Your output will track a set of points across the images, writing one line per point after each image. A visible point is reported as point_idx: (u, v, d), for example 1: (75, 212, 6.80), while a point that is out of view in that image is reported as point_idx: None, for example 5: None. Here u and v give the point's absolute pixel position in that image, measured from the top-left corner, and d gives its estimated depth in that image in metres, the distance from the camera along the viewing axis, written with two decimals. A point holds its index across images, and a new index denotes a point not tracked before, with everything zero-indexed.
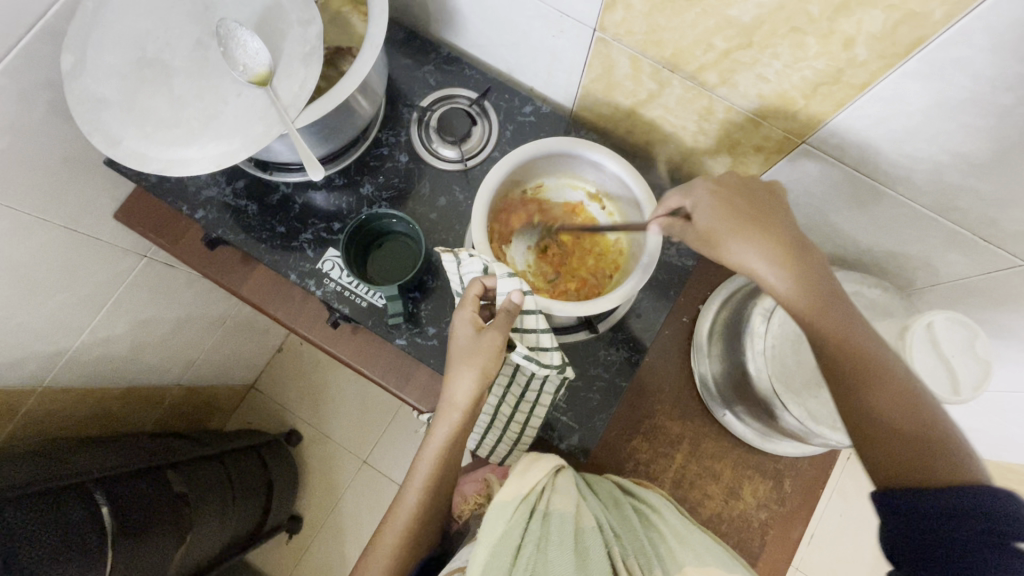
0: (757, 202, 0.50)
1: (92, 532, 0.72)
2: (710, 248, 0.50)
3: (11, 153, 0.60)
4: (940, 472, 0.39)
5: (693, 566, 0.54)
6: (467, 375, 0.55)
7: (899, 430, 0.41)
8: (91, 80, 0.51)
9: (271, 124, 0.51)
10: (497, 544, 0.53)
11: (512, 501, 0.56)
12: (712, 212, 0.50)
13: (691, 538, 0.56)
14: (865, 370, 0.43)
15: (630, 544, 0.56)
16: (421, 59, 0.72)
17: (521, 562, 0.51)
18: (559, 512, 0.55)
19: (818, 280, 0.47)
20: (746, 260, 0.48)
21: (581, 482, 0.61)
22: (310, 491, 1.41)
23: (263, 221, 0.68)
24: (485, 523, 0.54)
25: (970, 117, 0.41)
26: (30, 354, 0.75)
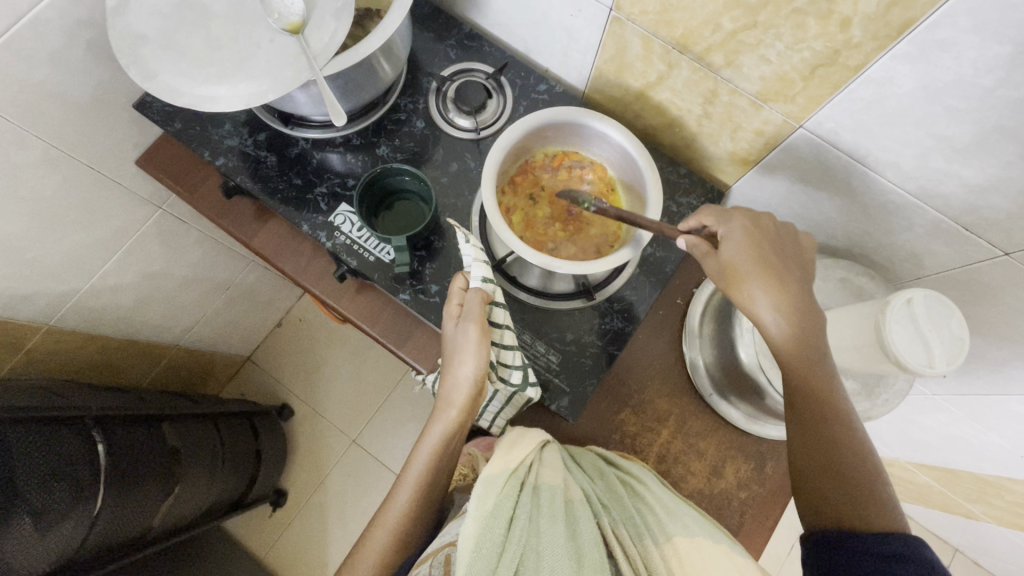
0: (780, 253, 0.52)
1: (83, 464, 0.73)
2: (728, 282, 0.53)
3: (48, 85, 0.63)
4: (873, 518, 0.48)
5: (681, 535, 0.53)
6: (467, 364, 0.59)
7: (841, 477, 0.50)
8: (133, 18, 0.54)
9: (300, 71, 0.54)
10: (489, 515, 0.50)
11: (500, 475, 0.54)
12: (740, 248, 0.52)
13: (679, 510, 0.56)
14: (822, 414, 0.51)
15: (619, 514, 0.56)
16: (443, 34, 0.75)
17: (515, 534, 0.49)
18: (548, 486, 0.55)
19: (808, 327, 0.50)
20: (757, 301, 0.51)
21: (564, 456, 0.62)
22: (296, 466, 1.41)
23: (280, 173, 0.70)
24: (476, 496, 0.51)
25: (954, 99, 0.44)
26: (40, 290, 0.77)
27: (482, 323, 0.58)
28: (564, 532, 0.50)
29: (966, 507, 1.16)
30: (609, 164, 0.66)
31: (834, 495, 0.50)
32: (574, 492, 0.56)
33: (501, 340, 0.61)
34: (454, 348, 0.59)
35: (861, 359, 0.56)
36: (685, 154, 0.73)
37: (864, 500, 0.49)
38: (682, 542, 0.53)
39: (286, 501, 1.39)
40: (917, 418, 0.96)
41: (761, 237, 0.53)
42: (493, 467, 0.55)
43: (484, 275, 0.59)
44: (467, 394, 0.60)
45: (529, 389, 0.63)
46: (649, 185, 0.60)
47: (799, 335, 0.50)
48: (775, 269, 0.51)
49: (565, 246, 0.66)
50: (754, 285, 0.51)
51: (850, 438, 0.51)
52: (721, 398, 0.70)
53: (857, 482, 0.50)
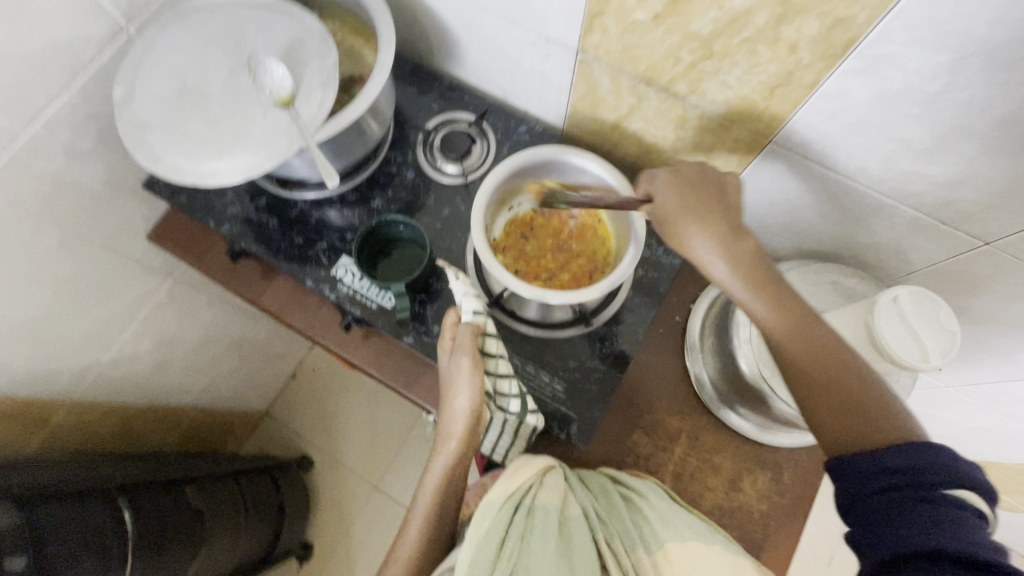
0: (706, 192, 0.54)
1: (112, 533, 0.75)
2: (670, 230, 0.55)
3: (63, 176, 0.67)
4: (887, 430, 0.44)
5: (675, 543, 0.55)
6: (461, 397, 0.60)
7: (847, 397, 0.46)
8: (138, 108, 0.59)
9: (293, 140, 0.58)
10: (482, 540, 0.54)
11: (498, 499, 0.57)
12: (668, 196, 0.55)
13: (676, 517, 0.57)
14: (791, 337, 0.49)
15: (614, 528, 0.58)
16: (425, 89, 0.80)
17: (504, 557, 0.52)
18: (544, 506, 0.56)
19: (749, 259, 0.52)
20: (698, 245, 0.53)
21: (569, 476, 0.63)
22: (320, 517, 1.41)
23: (282, 233, 0.74)
24: (471, 523, 0.55)
25: (907, 105, 0.47)
26: (62, 367, 0.80)
27: (474, 355, 0.60)
28: (551, 554, 0.52)
29: (1006, 500, 1.12)
30: None
31: (837, 410, 0.46)
32: (571, 511, 0.58)
33: (496, 369, 0.63)
34: (449, 380, 0.61)
35: None
36: None
37: (877, 418, 0.45)
38: (675, 549, 0.55)
39: (313, 553, 1.38)
40: (937, 412, 0.95)
41: (686, 183, 0.55)
42: (491, 492, 0.58)
43: (476, 308, 0.61)
44: (464, 424, 0.61)
45: (529, 416, 0.64)
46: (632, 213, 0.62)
47: (742, 269, 0.51)
48: (707, 205, 0.53)
49: (558, 278, 0.69)
50: (689, 225, 0.53)
51: (849, 366, 0.48)
52: (729, 409, 0.71)
53: (865, 396, 0.46)
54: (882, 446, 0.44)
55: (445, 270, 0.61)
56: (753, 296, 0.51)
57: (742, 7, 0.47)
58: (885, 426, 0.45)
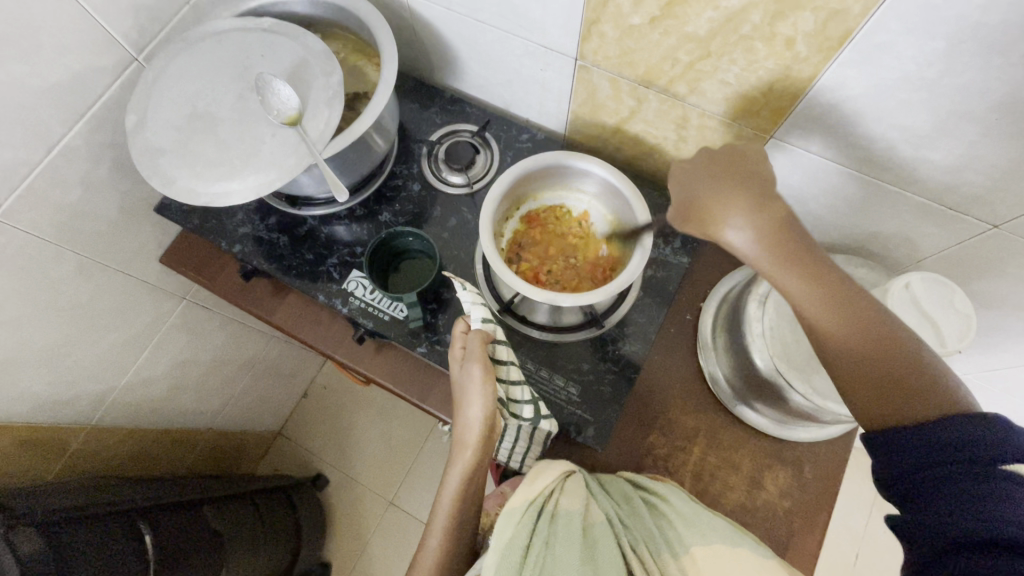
0: (735, 170, 0.51)
1: (133, 557, 0.75)
2: (699, 219, 0.50)
3: (79, 204, 0.69)
4: (931, 405, 0.42)
5: (699, 546, 0.55)
6: (474, 406, 0.60)
7: (888, 375, 0.43)
8: (150, 134, 0.60)
9: (302, 157, 0.59)
10: (507, 546, 0.54)
11: (519, 507, 0.57)
12: (699, 182, 0.51)
13: (698, 520, 0.57)
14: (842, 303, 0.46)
15: (639, 533, 0.58)
16: (427, 103, 0.81)
17: (531, 562, 0.53)
18: (568, 512, 0.57)
19: (789, 237, 0.48)
20: (732, 227, 0.49)
21: (590, 482, 0.63)
22: (337, 536, 1.40)
23: (293, 250, 0.75)
24: (495, 531, 0.55)
25: (906, 93, 0.47)
26: (81, 393, 0.81)
27: (485, 363, 0.60)
28: (579, 557, 0.53)
29: None
30: (598, 199, 0.69)
31: (870, 387, 0.44)
32: (595, 516, 0.58)
33: (508, 376, 0.63)
34: (461, 389, 0.61)
35: None
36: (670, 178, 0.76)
37: (925, 392, 0.42)
38: (699, 551, 0.54)
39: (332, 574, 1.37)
40: None
41: (715, 166, 0.51)
42: (513, 499, 0.58)
43: (484, 317, 0.62)
44: (478, 433, 0.60)
45: (544, 421, 0.65)
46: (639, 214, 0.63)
47: (773, 248, 0.48)
48: (736, 188, 0.49)
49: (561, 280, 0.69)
50: (726, 211, 0.49)
51: (899, 339, 0.44)
52: (745, 405, 0.71)
53: (907, 364, 0.43)
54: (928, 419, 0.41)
55: (454, 280, 0.61)
56: (780, 269, 0.47)
57: (737, 6, 0.48)
58: (928, 399, 0.42)
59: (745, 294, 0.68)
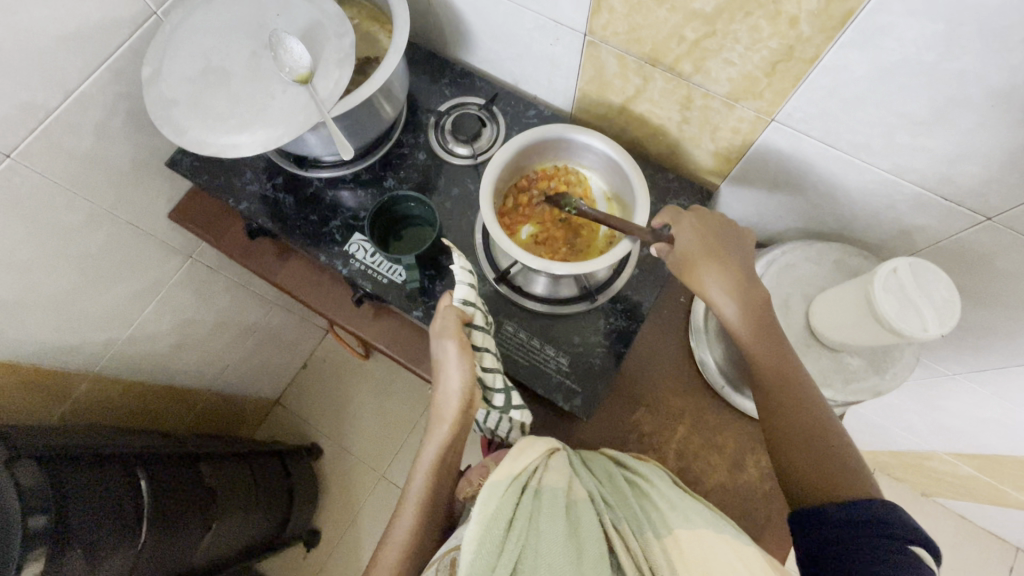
0: (722, 240, 0.61)
1: (128, 501, 0.77)
2: (684, 269, 0.61)
3: (93, 152, 0.70)
4: (843, 484, 0.50)
5: (682, 527, 0.55)
6: (453, 380, 0.61)
7: (818, 447, 0.52)
8: (165, 85, 0.62)
9: (310, 114, 0.61)
10: (491, 517, 0.53)
11: (503, 481, 0.57)
12: (690, 239, 0.61)
13: (683, 502, 0.58)
14: (786, 382, 0.55)
15: (622, 512, 0.57)
16: (437, 75, 0.82)
17: (514, 534, 0.52)
18: (551, 488, 0.57)
19: (760, 310, 0.58)
20: (708, 286, 0.59)
21: (573, 460, 0.63)
22: (328, 506, 1.43)
23: (298, 211, 0.76)
24: (478, 501, 0.54)
25: (905, 77, 0.48)
26: (86, 341, 0.83)
27: (461, 339, 0.61)
28: (562, 532, 0.52)
29: (1015, 496, 1.11)
30: (600, 173, 0.71)
31: (806, 460, 0.52)
32: (579, 494, 0.58)
33: (483, 363, 0.63)
34: (440, 364, 0.62)
35: (863, 334, 0.58)
36: (673, 161, 0.77)
37: (841, 472, 0.51)
38: (683, 533, 0.54)
39: (321, 543, 1.40)
40: (944, 403, 0.95)
41: (708, 230, 0.61)
42: (497, 473, 0.58)
43: (466, 296, 0.62)
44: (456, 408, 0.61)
45: (513, 411, 0.65)
46: (637, 187, 0.64)
47: (749, 316, 0.57)
48: (719, 257, 0.60)
49: (559, 247, 0.70)
50: (705, 269, 0.59)
51: (820, 415, 0.54)
52: (734, 389, 0.71)
53: (826, 443, 0.52)
54: (846, 495, 0.49)
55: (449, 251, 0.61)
56: (749, 333, 0.57)
57: None
58: (846, 478, 0.50)
59: None
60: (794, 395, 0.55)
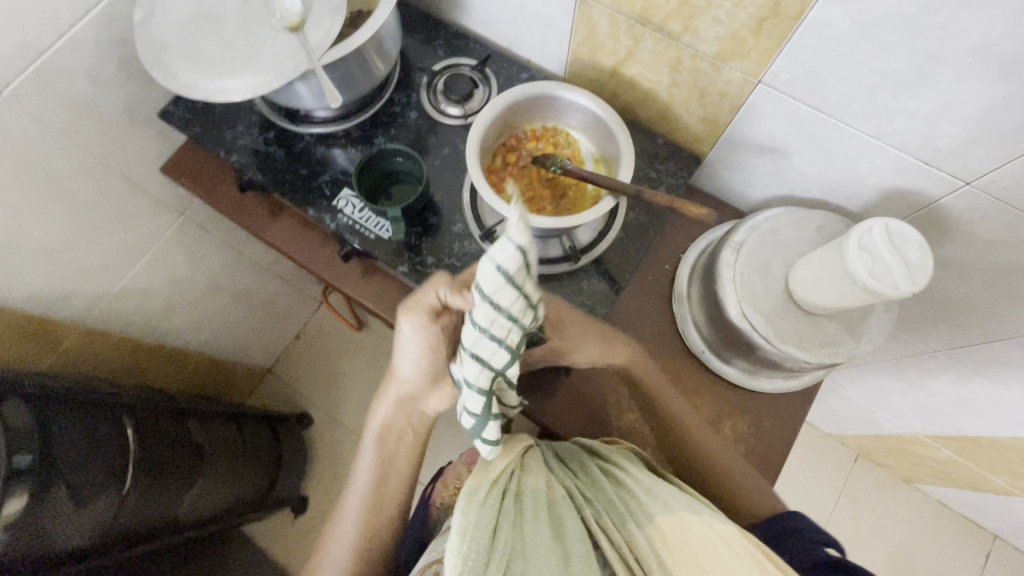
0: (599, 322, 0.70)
1: (115, 448, 0.78)
2: (559, 332, 0.67)
3: (85, 97, 0.71)
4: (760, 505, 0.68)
5: (665, 514, 0.53)
6: (423, 356, 0.59)
7: (729, 488, 0.68)
8: (157, 29, 0.62)
9: (300, 62, 0.61)
10: (473, 526, 0.49)
11: (482, 484, 0.54)
12: (581, 329, 0.67)
13: (659, 488, 0.56)
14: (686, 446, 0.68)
15: (603, 505, 0.56)
16: (431, 36, 0.82)
17: (502, 537, 0.49)
18: (532, 490, 0.55)
19: (648, 366, 0.70)
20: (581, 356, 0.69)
21: (546, 459, 0.63)
22: (317, 474, 1.45)
23: (288, 165, 0.77)
24: (459, 510, 0.51)
25: (887, 33, 0.48)
26: (77, 291, 0.84)
27: (440, 328, 0.57)
28: (549, 531, 0.50)
29: (993, 481, 1.13)
30: (587, 133, 0.71)
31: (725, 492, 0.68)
32: (558, 492, 0.57)
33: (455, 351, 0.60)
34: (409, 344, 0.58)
35: (836, 295, 0.58)
36: (662, 128, 0.77)
37: (756, 501, 0.68)
38: (665, 520, 0.52)
39: (309, 510, 1.41)
40: (925, 382, 0.96)
41: (580, 318, 0.68)
42: (471, 482, 0.55)
43: None
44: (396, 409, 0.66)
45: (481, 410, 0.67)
46: (622, 147, 0.65)
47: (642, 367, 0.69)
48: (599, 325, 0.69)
49: (545, 205, 0.71)
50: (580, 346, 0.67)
51: (735, 475, 0.68)
52: (713, 353, 0.73)
53: (742, 482, 0.68)
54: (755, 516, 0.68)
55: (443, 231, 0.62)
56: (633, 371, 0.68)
57: None
58: (752, 504, 0.68)
59: (719, 246, 0.69)
60: (683, 437, 0.68)
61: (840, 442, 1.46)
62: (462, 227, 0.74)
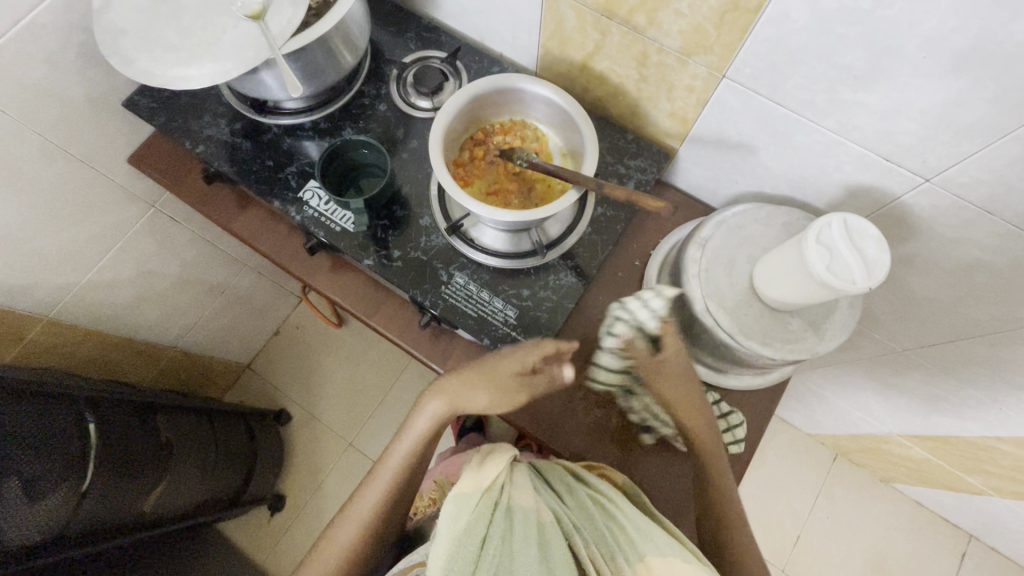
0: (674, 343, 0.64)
1: (75, 441, 0.77)
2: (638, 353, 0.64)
3: (45, 84, 0.70)
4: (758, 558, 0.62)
5: (653, 554, 0.52)
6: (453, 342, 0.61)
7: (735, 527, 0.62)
8: (115, 15, 0.61)
9: (261, 51, 0.60)
10: (461, 534, 0.50)
11: (472, 493, 0.53)
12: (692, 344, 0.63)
13: (649, 525, 0.54)
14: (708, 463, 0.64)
15: (591, 533, 0.54)
16: (403, 28, 0.82)
17: (487, 556, 0.48)
18: (522, 507, 0.54)
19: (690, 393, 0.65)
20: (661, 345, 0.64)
21: (534, 478, 0.60)
22: (294, 471, 1.43)
23: (254, 156, 0.76)
24: (447, 516, 0.51)
25: (842, 27, 0.48)
26: (40, 282, 0.83)
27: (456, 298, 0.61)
28: (537, 554, 0.49)
29: (967, 480, 1.13)
30: (554, 127, 0.71)
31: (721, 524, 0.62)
32: (547, 512, 0.55)
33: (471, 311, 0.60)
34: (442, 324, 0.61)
35: (797, 292, 0.58)
36: (633, 124, 0.77)
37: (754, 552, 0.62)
38: (654, 560, 0.51)
39: (286, 508, 1.40)
40: (896, 381, 0.96)
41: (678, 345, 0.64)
42: (464, 485, 0.54)
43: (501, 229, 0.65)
44: (430, 426, 0.62)
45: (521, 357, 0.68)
46: (586, 139, 0.65)
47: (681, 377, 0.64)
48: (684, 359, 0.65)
49: (512, 199, 0.71)
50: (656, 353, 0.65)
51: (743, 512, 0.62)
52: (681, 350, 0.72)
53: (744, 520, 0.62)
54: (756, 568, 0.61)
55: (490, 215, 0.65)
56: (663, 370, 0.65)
57: None
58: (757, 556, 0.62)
59: (686, 242, 0.69)
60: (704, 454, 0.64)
61: (820, 442, 1.46)
62: (429, 221, 0.73)
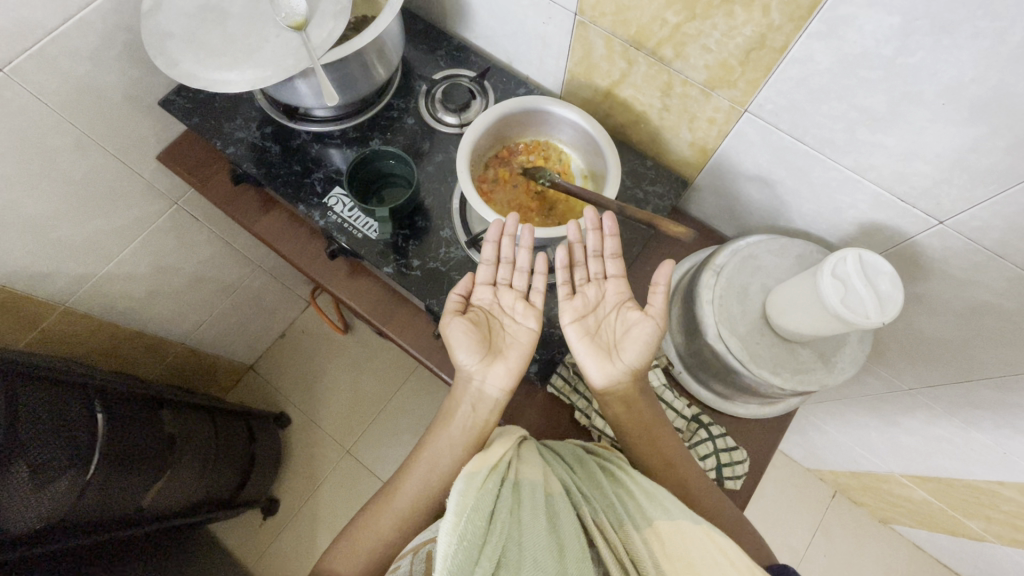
0: (611, 342, 0.63)
1: (80, 429, 0.77)
2: (593, 338, 0.63)
3: (86, 80, 0.72)
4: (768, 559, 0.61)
5: (661, 518, 0.49)
6: (518, 327, 0.64)
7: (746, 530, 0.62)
8: (163, 19, 0.64)
9: (300, 60, 0.62)
10: (469, 510, 0.46)
11: (480, 472, 0.50)
12: (640, 354, 0.60)
13: (657, 489, 0.52)
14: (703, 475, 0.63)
15: (599, 503, 0.52)
16: (434, 46, 0.85)
17: (497, 528, 0.45)
18: (530, 481, 0.51)
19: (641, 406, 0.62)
20: (628, 341, 0.61)
21: (542, 452, 0.59)
22: (290, 476, 1.42)
23: (283, 161, 0.78)
24: (455, 493, 0.47)
25: (865, 71, 0.50)
26: (60, 270, 0.84)
27: (522, 294, 0.65)
28: (544, 524, 0.47)
29: (968, 525, 1.12)
30: (576, 148, 0.73)
31: (736, 526, 0.61)
32: (555, 487, 0.52)
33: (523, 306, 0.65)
34: (502, 314, 0.65)
35: (812, 320, 0.58)
36: (653, 150, 0.79)
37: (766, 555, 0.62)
38: (663, 525, 0.48)
39: (280, 512, 1.39)
40: (900, 419, 0.96)
41: (612, 349, 0.62)
42: (471, 465, 0.51)
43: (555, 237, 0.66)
44: (468, 423, 0.62)
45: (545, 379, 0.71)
46: (609, 162, 0.67)
47: (616, 381, 0.61)
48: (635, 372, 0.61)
49: (534, 215, 0.73)
50: (610, 354, 0.62)
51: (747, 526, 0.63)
52: (690, 375, 0.73)
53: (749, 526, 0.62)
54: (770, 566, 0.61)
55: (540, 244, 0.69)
56: (610, 369, 0.61)
57: None
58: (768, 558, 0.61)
59: (701, 267, 0.70)
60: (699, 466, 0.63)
61: (819, 477, 1.45)
62: (449, 233, 0.75)
